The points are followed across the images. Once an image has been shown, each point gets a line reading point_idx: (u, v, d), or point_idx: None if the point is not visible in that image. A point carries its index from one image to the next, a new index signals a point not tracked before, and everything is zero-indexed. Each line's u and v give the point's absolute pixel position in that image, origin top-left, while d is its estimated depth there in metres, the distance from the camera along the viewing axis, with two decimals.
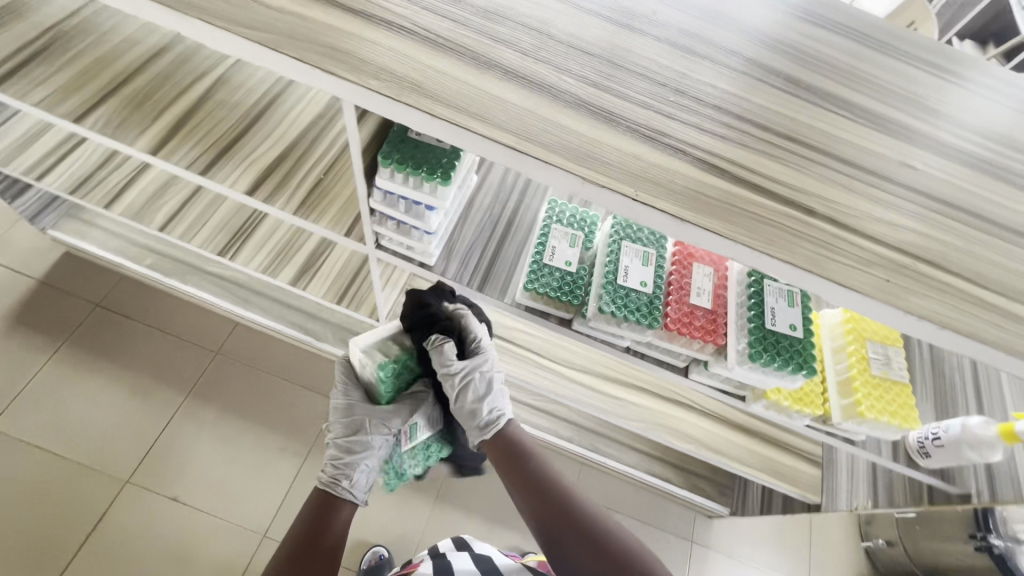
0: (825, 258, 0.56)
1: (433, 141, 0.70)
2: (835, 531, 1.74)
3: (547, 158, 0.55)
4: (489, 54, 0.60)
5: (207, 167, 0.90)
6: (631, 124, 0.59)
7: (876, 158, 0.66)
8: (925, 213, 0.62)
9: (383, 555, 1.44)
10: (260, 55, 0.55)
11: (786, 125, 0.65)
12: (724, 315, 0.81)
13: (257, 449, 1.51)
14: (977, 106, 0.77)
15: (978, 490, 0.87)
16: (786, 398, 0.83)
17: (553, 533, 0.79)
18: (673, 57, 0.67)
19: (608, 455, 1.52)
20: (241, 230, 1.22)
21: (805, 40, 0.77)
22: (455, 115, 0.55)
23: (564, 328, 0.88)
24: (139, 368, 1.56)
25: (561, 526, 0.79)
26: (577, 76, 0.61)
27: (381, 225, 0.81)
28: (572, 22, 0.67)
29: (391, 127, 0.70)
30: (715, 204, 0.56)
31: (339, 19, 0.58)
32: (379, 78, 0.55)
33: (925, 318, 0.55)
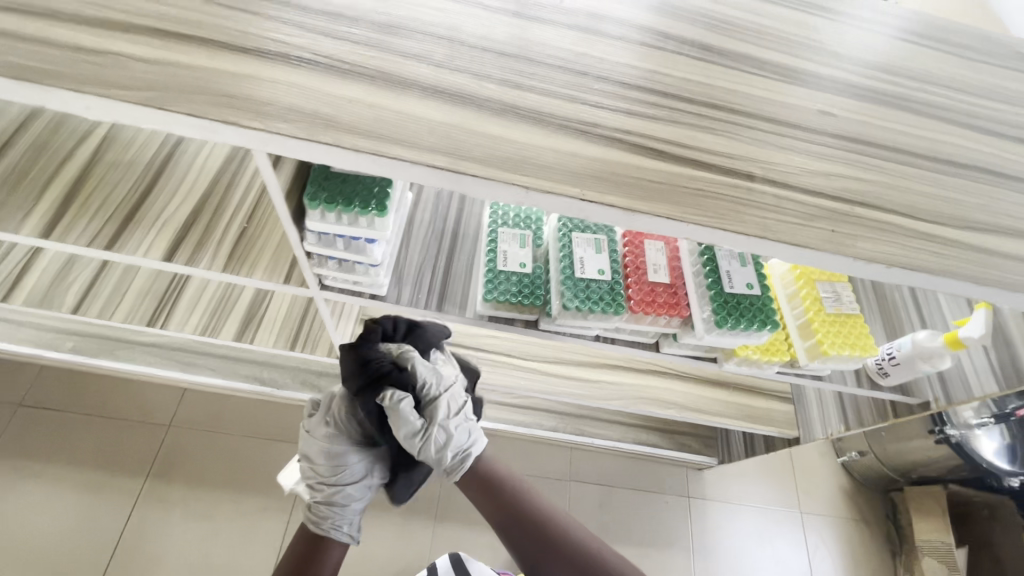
0: (773, 220, 0.57)
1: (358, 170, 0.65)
2: (812, 453, 1.85)
3: (484, 173, 0.52)
4: (400, 72, 0.56)
5: (112, 240, 0.80)
6: (561, 120, 0.58)
7: (796, 111, 0.68)
8: (851, 157, 0.64)
9: None
10: (144, 116, 0.49)
11: (709, 94, 0.66)
12: (683, 286, 0.82)
13: (236, 516, 1.42)
14: (873, 43, 0.81)
15: (935, 397, 0.94)
16: (755, 352, 0.85)
17: (531, 560, 0.74)
18: (587, 43, 0.66)
19: (595, 436, 1.54)
20: (167, 294, 1.13)
21: (708, 4, 0.77)
22: (379, 145, 0.51)
23: (531, 330, 0.87)
24: (84, 462, 1.42)
25: (537, 553, 0.74)
26: (497, 80, 0.59)
27: (322, 265, 0.76)
28: (479, 23, 0.64)
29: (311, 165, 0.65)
30: (660, 188, 0.56)
31: (228, 61, 0.52)
32: (287, 120, 0.50)
33: (873, 260, 0.57)
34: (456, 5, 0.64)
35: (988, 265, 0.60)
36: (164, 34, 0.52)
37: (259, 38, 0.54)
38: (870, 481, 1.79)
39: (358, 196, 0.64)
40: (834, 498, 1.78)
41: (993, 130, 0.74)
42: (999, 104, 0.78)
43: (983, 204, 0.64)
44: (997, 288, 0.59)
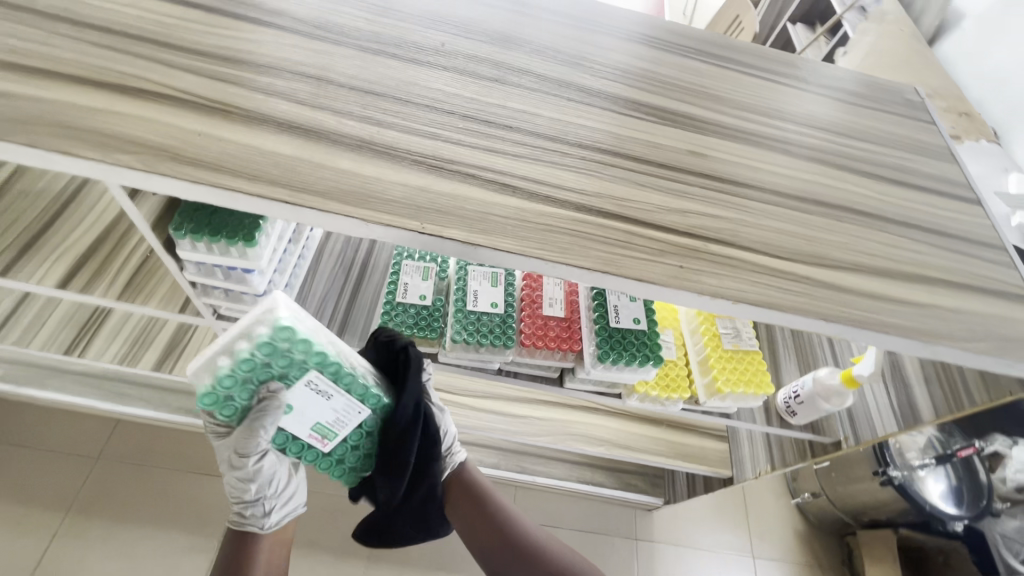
0: (619, 256, 0.58)
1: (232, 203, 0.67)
2: (768, 495, 1.81)
3: (324, 206, 0.53)
4: (260, 109, 0.58)
5: (8, 268, 0.81)
6: (416, 157, 0.59)
7: (665, 151, 0.70)
8: (712, 197, 0.66)
9: None
10: None
11: (577, 133, 0.68)
12: (577, 321, 0.83)
13: (157, 554, 1.37)
14: (759, 89, 0.84)
15: (845, 435, 0.93)
16: (653, 388, 0.85)
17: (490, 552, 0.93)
18: (462, 84, 0.68)
19: (536, 474, 1.50)
20: (89, 322, 1.13)
21: (596, 50, 0.81)
22: (219, 178, 0.52)
23: (431, 363, 0.87)
24: (3, 495, 1.37)
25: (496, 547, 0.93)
26: (358, 118, 0.61)
27: (209, 295, 0.76)
28: (354, 64, 0.66)
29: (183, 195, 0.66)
30: (505, 223, 0.57)
31: (82, 95, 0.54)
32: (129, 152, 0.52)
33: (719, 296, 0.58)
34: (334, 46, 0.67)
35: (839, 302, 0.61)
36: (22, 69, 0.54)
37: (119, 75, 0.57)
38: (825, 524, 1.75)
39: (228, 226, 0.65)
40: (789, 542, 1.73)
41: (868, 171, 0.76)
42: (878, 148, 0.81)
43: (843, 243, 0.66)
44: (847, 326, 0.60)
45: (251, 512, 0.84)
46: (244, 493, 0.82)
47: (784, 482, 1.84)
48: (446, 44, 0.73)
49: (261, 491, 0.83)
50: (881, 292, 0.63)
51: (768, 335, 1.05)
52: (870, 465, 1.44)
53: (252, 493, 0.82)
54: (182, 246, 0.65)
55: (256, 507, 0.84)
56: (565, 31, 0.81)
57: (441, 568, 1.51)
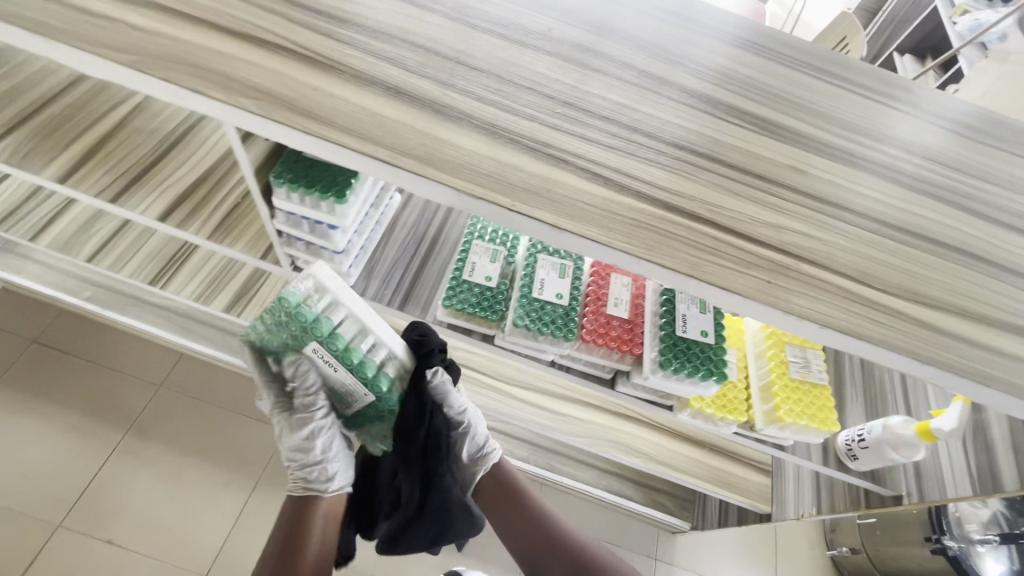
0: (706, 261, 0.56)
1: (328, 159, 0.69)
2: (802, 541, 1.72)
3: (421, 171, 0.55)
4: (371, 71, 0.60)
5: (118, 195, 0.88)
6: (513, 135, 0.60)
7: (764, 163, 0.67)
8: (809, 215, 0.63)
9: None
10: (126, 76, 0.54)
11: (675, 133, 0.66)
12: (641, 324, 0.81)
13: (201, 483, 1.46)
14: (872, 112, 0.79)
15: (908, 491, 0.86)
16: (709, 405, 0.82)
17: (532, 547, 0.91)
18: (563, 70, 0.68)
19: (564, 474, 1.49)
20: (174, 257, 1.20)
21: (702, 52, 0.78)
22: (327, 131, 0.55)
23: (487, 344, 0.86)
24: (76, 405, 1.50)
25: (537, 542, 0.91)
26: (461, 91, 0.62)
27: (291, 246, 0.80)
28: (462, 38, 0.67)
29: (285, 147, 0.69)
30: (594, 212, 0.56)
31: (214, 40, 0.58)
32: (250, 97, 0.55)
33: (807, 318, 0.55)
34: (445, 20, 0.68)
35: (936, 344, 0.57)
36: (165, 10, 0.58)
37: (248, 24, 0.60)
38: None
39: (323, 181, 0.68)
40: None
41: (984, 212, 0.71)
42: (998, 188, 0.74)
43: (948, 283, 0.61)
44: (942, 370, 0.56)
45: (312, 475, 0.86)
46: (299, 455, 0.85)
47: (820, 531, 1.74)
48: (552, 29, 0.73)
49: (314, 455, 0.85)
50: (985, 340, 0.58)
51: (838, 366, 0.98)
52: (923, 530, 1.34)
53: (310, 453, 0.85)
54: (279, 194, 0.68)
55: (312, 472, 0.86)
56: (672, 30, 0.79)
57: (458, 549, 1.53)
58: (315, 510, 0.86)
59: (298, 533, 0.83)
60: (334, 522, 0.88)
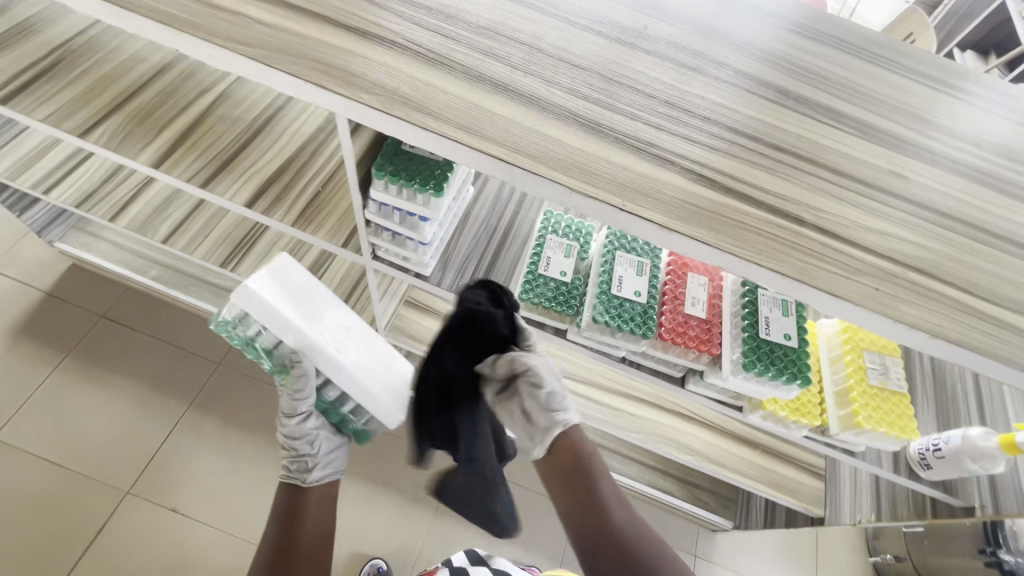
0: (814, 267, 0.56)
1: (425, 153, 0.71)
2: (843, 546, 1.70)
3: (534, 168, 0.56)
4: (480, 68, 0.61)
5: (207, 182, 0.91)
6: (619, 135, 0.60)
7: (866, 168, 0.66)
8: (913, 222, 0.62)
9: (382, 567, 1.43)
10: (253, 70, 0.57)
11: (775, 135, 0.66)
12: (718, 325, 0.81)
13: (257, 458, 1.52)
14: (971, 115, 0.77)
15: (981, 503, 0.85)
16: (783, 408, 0.82)
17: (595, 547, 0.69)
18: (661, 69, 0.68)
19: (608, 468, 1.51)
20: (243, 241, 1.24)
21: (796, 52, 0.77)
22: (443, 127, 0.56)
23: (558, 338, 0.88)
24: (141, 378, 1.57)
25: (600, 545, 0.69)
26: (567, 89, 0.62)
27: (377, 236, 0.83)
28: (563, 36, 0.68)
29: (385, 139, 0.71)
30: (701, 213, 0.57)
31: (333, 35, 0.59)
32: (371, 92, 0.56)
33: (916, 326, 0.55)
34: (546, 17, 0.69)
35: None
36: (285, 5, 0.60)
37: (362, 20, 0.61)
38: None
39: (421, 174, 0.69)
40: None
41: None
42: None
43: None
44: None
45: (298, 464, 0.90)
46: (289, 448, 0.91)
47: (862, 537, 1.73)
48: (649, 27, 0.72)
49: (301, 447, 0.91)
50: None
51: (908, 364, 0.96)
52: (976, 542, 1.32)
53: (296, 445, 0.90)
54: (377, 185, 0.71)
55: (304, 462, 0.90)
56: (765, 28, 0.78)
57: (500, 535, 1.56)
58: (307, 499, 0.87)
59: (292, 511, 0.84)
60: (326, 510, 0.88)
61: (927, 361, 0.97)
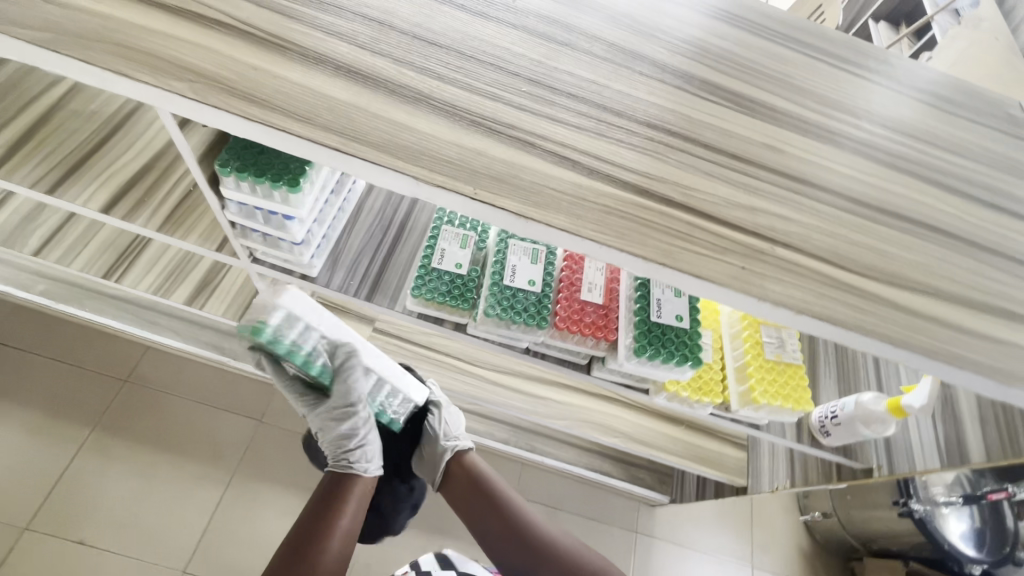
0: (679, 248, 0.53)
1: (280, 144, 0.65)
2: (777, 508, 1.77)
3: (376, 158, 0.51)
4: (318, 49, 0.55)
5: (54, 186, 0.82)
6: (476, 117, 0.56)
7: (739, 141, 0.64)
8: (782, 195, 0.61)
9: None
10: (41, 58, 0.49)
11: (646, 111, 0.63)
12: (615, 310, 0.79)
13: (175, 478, 1.43)
14: (847, 84, 0.77)
15: (878, 464, 0.88)
16: (684, 388, 0.81)
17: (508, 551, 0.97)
18: (529, 45, 0.64)
19: (545, 454, 1.50)
20: (129, 248, 1.14)
21: (675, 23, 0.75)
22: (270, 116, 0.50)
23: (458, 334, 0.84)
24: (36, 403, 1.44)
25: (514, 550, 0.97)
26: (419, 69, 0.57)
27: (248, 238, 0.76)
28: (418, 11, 0.62)
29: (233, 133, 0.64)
30: (562, 198, 0.53)
31: (141, 14, 0.52)
32: (183, 79, 0.50)
33: (782, 304, 0.53)
34: None
35: (910, 327, 0.56)
36: None
37: None
38: (833, 546, 1.71)
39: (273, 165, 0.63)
40: (791, 557, 1.71)
41: (956, 187, 0.70)
42: (970, 163, 0.73)
43: (922, 263, 0.61)
44: (915, 353, 0.55)
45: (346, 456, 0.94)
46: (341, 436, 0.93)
47: (794, 498, 1.80)
48: (517, 0, 0.68)
49: (355, 434, 0.94)
50: (957, 322, 0.58)
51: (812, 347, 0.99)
52: (891, 493, 1.34)
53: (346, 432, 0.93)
54: (227, 184, 0.64)
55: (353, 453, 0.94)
56: None
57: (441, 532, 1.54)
58: (349, 495, 0.92)
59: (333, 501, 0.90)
60: (363, 503, 0.94)
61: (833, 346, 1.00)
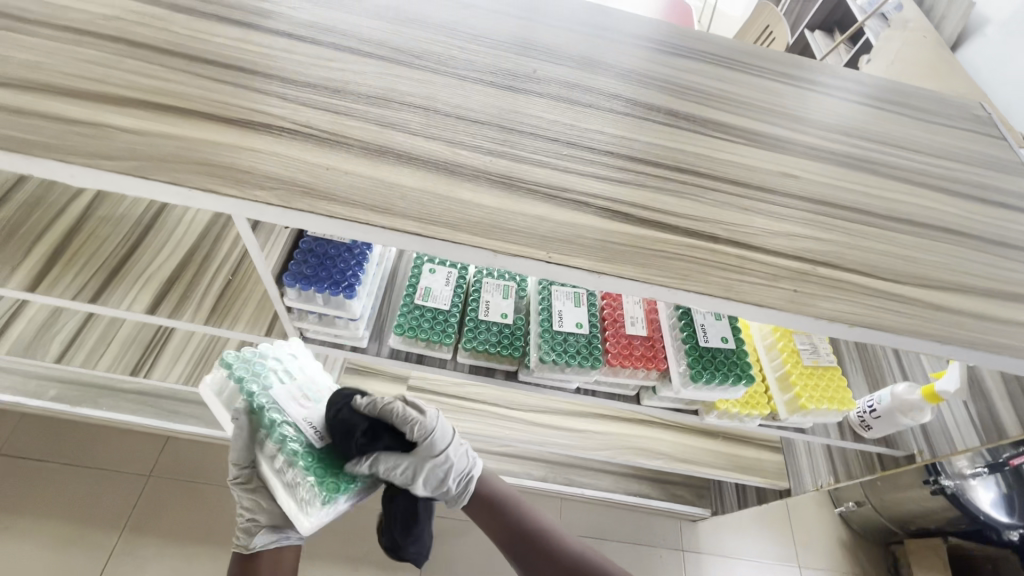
0: (735, 281, 0.58)
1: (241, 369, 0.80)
2: (809, 505, 1.81)
3: (453, 237, 0.54)
4: (380, 141, 0.60)
5: (96, 294, 0.82)
6: (531, 185, 0.60)
7: (761, 174, 0.70)
8: (812, 217, 0.67)
9: None
10: (128, 184, 0.51)
11: (674, 157, 0.69)
12: (661, 340, 0.84)
13: (214, 567, 1.38)
14: (832, 107, 0.86)
15: (920, 449, 0.93)
16: (734, 405, 0.85)
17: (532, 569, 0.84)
18: (560, 111, 0.69)
19: (586, 485, 1.50)
20: (152, 342, 1.15)
21: (676, 72, 0.82)
22: (350, 211, 0.53)
23: (511, 382, 0.87)
24: (59, 514, 1.38)
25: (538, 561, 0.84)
26: (471, 148, 0.62)
27: (302, 320, 0.78)
28: (456, 92, 0.67)
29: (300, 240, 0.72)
30: (625, 250, 0.57)
31: (213, 131, 0.55)
32: (266, 187, 0.53)
33: (836, 319, 0.58)
34: (435, 76, 0.68)
35: (951, 323, 0.61)
36: (150, 106, 0.56)
37: (242, 110, 0.58)
38: (870, 533, 1.75)
39: (319, 451, 0.79)
40: (834, 550, 1.74)
41: (950, 189, 0.78)
42: (952, 164, 0.82)
43: (942, 262, 0.67)
44: (959, 346, 0.60)
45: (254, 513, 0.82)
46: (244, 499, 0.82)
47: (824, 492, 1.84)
48: (537, 70, 0.74)
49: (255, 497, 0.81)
50: (989, 312, 0.63)
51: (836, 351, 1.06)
52: (920, 475, 1.43)
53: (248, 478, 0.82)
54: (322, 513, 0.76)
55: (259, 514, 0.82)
56: (642, 54, 0.82)
57: None
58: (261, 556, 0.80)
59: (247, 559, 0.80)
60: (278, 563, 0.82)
61: (854, 346, 1.06)
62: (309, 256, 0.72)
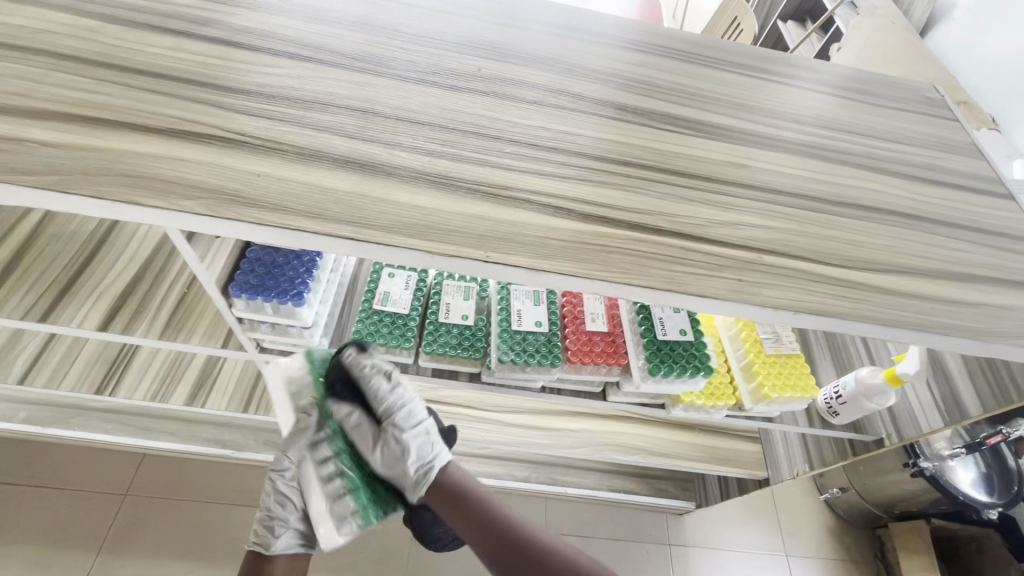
0: (679, 273, 0.58)
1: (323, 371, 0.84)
2: (795, 493, 1.82)
3: (388, 240, 0.53)
4: (315, 145, 0.59)
5: (46, 312, 0.80)
6: (471, 184, 0.60)
7: (708, 164, 0.70)
8: (759, 205, 0.67)
9: None
10: (49, 199, 0.50)
11: (620, 150, 0.68)
12: (621, 335, 0.84)
13: None
14: (784, 95, 0.86)
15: (888, 433, 0.94)
16: (699, 397, 0.85)
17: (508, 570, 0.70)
18: (503, 108, 0.69)
19: (568, 484, 1.49)
20: (118, 358, 1.14)
21: (625, 65, 0.81)
22: (280, 218, 0.52)
23: (475, 383, 0.86)
24: (33, 537, 1.35)
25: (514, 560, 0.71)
26: (410, 149, 0.61)
27: (255, 330, 0.76)
28: (396, 94, 0.66)
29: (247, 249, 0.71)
30: (566, 246, 0.57)
31: (139, 142, 0.54)
32: (193, 197, 0.52)
33: (781, 306, 0.58)
34: (375, 77, 0.67)
35: (898, 306, 0.61)
36: (76, 119, 0.55)
37: (170, 119, 0.57)
38: (856, 518, 1.76)
39: (368, 475, 0.85)
40: (821, 537, 1.75)
41: (901, 172, 0.78)
42: (903, 147, 0.82)
43: (890, 246, 0.67)
44: (906, 329, 0.60)
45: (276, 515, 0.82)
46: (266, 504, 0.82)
47: (810, 479, 1.85)
48: (482, 68, 0.73)
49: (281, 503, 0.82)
50: (937, 293, 0.63)
51: (805, 340, 1.07)
52: (900, 457, 1.45)
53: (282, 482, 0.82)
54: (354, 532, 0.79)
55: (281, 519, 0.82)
56: (591, 48, 0.82)
57: None
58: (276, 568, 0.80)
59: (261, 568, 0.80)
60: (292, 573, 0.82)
61: (822, 334, 1.06)
62: (257, 265, 0.71)
